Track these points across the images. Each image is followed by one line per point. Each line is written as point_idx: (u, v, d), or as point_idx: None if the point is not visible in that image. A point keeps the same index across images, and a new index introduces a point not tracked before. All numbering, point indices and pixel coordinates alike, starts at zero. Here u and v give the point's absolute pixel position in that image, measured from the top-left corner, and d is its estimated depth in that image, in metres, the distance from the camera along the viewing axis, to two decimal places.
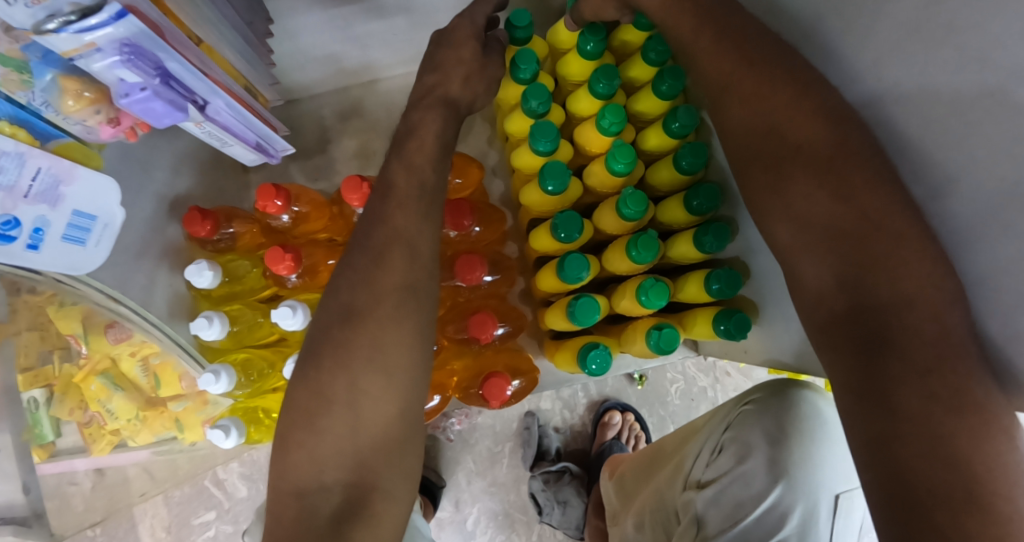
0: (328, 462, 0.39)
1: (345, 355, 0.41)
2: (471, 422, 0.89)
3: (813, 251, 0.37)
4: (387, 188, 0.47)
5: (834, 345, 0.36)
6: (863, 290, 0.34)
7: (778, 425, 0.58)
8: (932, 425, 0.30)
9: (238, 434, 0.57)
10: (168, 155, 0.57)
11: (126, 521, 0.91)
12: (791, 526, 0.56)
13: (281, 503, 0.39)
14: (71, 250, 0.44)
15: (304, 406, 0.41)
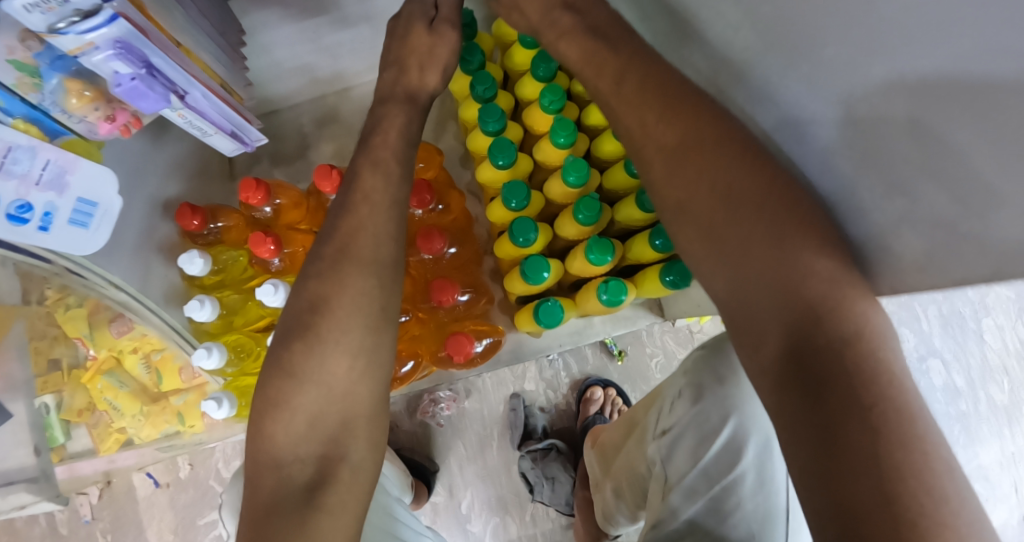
0: (305, 434, 0.42)
1: (309, 345, 0.43)
2: (460, 408, 0.91)
3: (722, 268, 0.36)
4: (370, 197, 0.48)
5: (758, 348, 0.33)
6: (806, 333, 0.31)
7: (726, 365, 0.56)
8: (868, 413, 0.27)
9: (230, 405, 0.61)
10: (162, 162, 0.65)
11: (135, 528, 0.96)
12: (748, 459, 0.56)
13: (261, 473, 0.41)
14: (75, 233, 0.50)
15: (275, 384, 0.43)
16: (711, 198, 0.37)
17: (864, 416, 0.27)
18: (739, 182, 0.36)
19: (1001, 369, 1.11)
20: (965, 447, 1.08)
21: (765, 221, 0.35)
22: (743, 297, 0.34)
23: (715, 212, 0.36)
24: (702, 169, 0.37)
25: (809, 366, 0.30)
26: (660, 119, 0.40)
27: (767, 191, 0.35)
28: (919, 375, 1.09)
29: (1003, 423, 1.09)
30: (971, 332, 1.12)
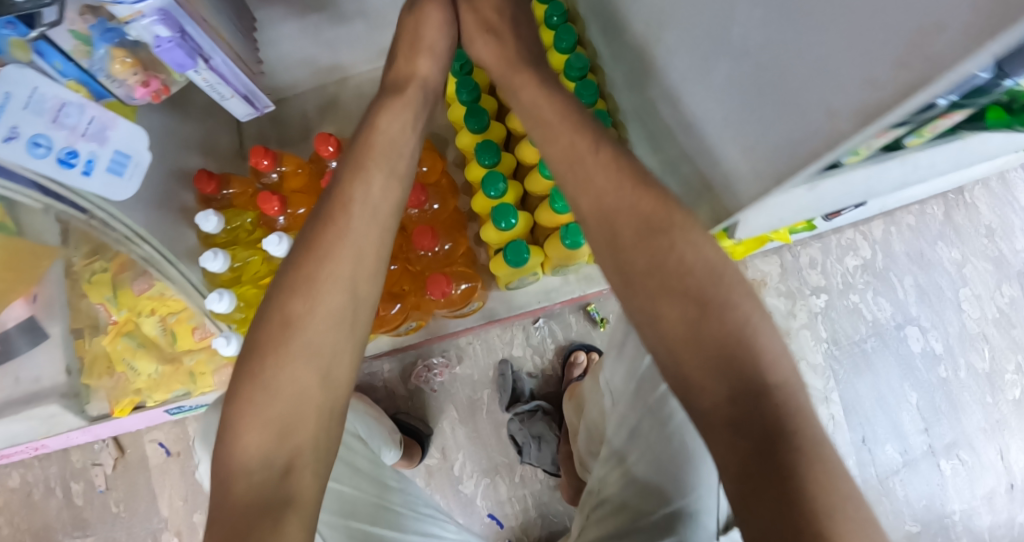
0: (268, 443, 0.39)
1: (277, 363, 0.41)
2: (452, 373, 0.97)
3: (675, 327, 0.39)
4: (354, 202, 0.46)
5: (707, 393, 0.36)
6: (742, 376, 0.35)
7: None
8: (793, 448, 0.32)
9: (238, 344, 0.69)
10: (181, 139, 0.75)
11: (148, 494, 1.05)
12: None
13: (227, 487, 0.39)
14: (113, 179, 0.59)
15: (240, 393, 0.41)
16: (670, 280, 0.40)
17: (795, 452, 0.32)
18: (691, 266, 0.40)
19: (981, 336, 1.08)
20: (947, 415, 1.06)
21: (710, 291, 0.39)
22: (699, 365, 0.37)
23: (667, 279, 0.40)
24: (664, 251, 0.41)
25: (748, 409, 0.34)
26: (622, 192, 0.44)
27: (713, 267, 0.40)
28: (898, 345, 1.05)
29: (985, 391, 1.08)
30: (949, 301, 1.07)
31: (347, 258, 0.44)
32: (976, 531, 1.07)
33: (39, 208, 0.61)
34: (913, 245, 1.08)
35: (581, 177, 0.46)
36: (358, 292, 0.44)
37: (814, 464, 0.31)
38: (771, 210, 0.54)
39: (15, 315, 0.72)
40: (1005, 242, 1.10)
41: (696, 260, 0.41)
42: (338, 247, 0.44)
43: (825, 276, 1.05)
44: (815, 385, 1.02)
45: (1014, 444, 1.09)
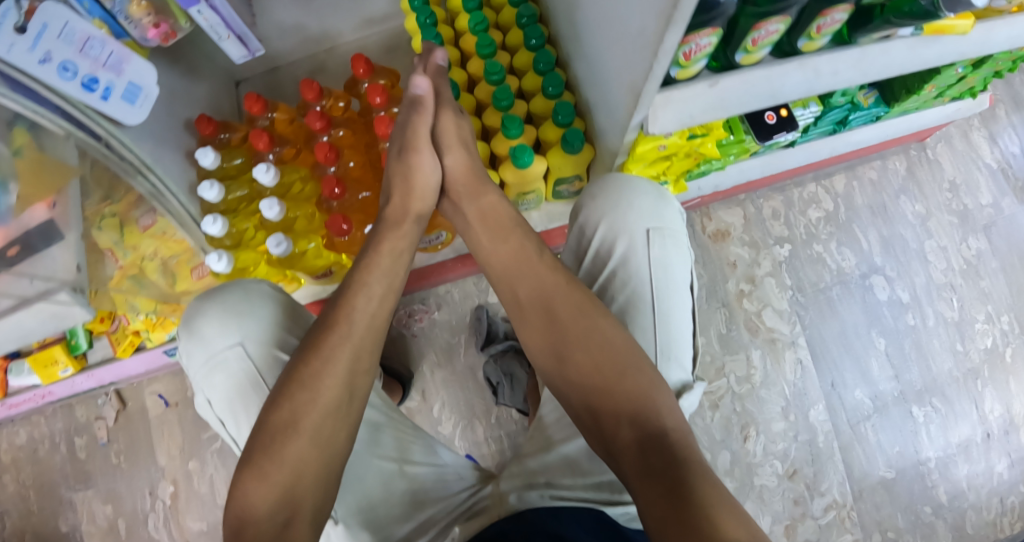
0: (271, 487, 0.49)
1: (284, 436, 0.51)
2: (431, 319, 1.04)
3: (602, 396, 0.55)
4: (351, 304, 0.60)
5: (626, 442, 0.51)
6: (642, 423, 0.51)
7: (596, 187, 0.72)
8: (675, 470, 0.46)
9: (226, 261, 0.75)
10: (188, 91, 0.86)
11: (149, 444, 1.13)
12: (615, 259, 0.68)
13: (242, 521, 0.48)
14: (125, 106, 0.70)
15: (257, 445, 0.52)
16: (591, 366, 0.57)
17: (676, 474, 0.46)
18: (614, 346, 0.57)
19: (948, 287, 1.12)
20: (917, 362, 1.08)
21: (628, 367, 0.55)
22: (619, 423, 0.52)
23: (595, 353, 0.57)
24: (586, 338, 0.58)
25: (650, 443, 0.49)
26: (562, 288, 0.62)
27: (627, 346, 0.57)
28: (863, 294, 1.08)
29: (955, 339, 1.11)
30: (914, 253, 1.12)
31: (338, 344, 0.57)
32: (954, 480, 1.07)
33: (61, 137, 0.66)
34: (875, 199, 1.13)
35: (525, 285, 0.64)
36: (351, 381, 0.56)
37: (687, 479, 0.45)
38: (677, 108, 0.58)
39: (39, 218, 0.65)
40: (969, 197, 1.16)
41: (615, 338, 0.57)
42: (334, 339, 0.57)
43: (788, 226, 1.09)
44: (782, 330, 1.05)
45: (989, 393, 1.10)
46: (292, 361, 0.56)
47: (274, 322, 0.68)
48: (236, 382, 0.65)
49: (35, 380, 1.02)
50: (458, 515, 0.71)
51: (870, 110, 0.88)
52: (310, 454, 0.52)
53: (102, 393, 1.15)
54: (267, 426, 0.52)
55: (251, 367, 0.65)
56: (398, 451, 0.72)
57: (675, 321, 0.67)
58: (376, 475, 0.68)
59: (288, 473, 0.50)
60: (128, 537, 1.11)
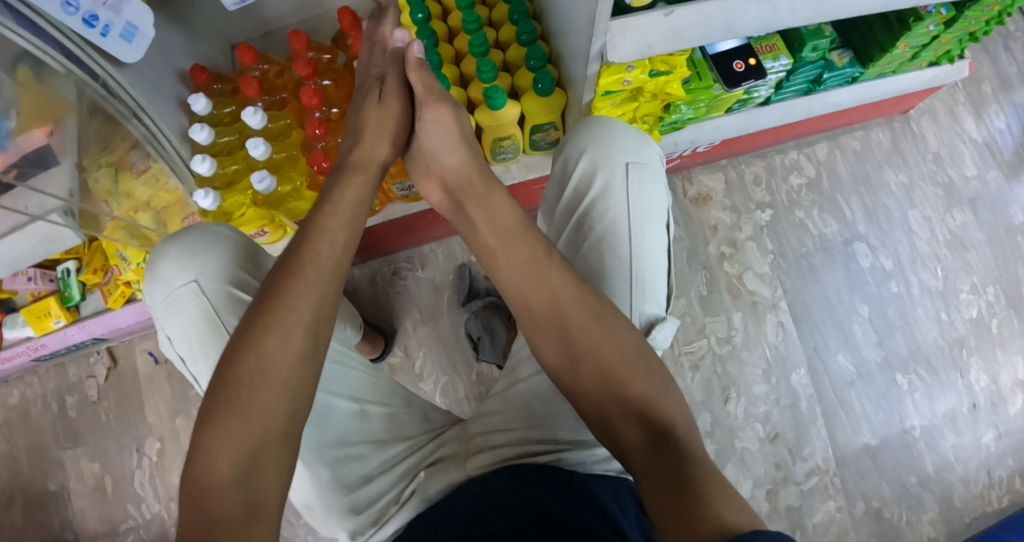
0: (229, 460, 0.43)
1: (252, 395, 0.47)
2: (415, 277, 1.05)
3: (610, 396, 0.51)
4: (319, 250, 0.57)
5: (635, 444, 0.47)
6: (651, 422, 0.48)
7: (580, 125, 0.70)
8: (685, 462, 0.43)
9: (213, 197, 0.77)
10: (184, 45, 0.92)
11: (138, 401, 1.15)
12: (596, 188, 0.66)
13: (199, 501, 0.42)
14: (123, 44, 0.73)
15: (221, 410, 0.46)
16: (601, 368, 0.52)
17: (685, 465, 0.42)
18: (625, 342, 0.53)
19: (933, 256, 1.12)
20: (901, 329, 1.08)
21: (638, 363, 0.52)
22: (628, 423, 0.49)
23: (605, 345, 0.53)
24: (599, 342, 0.53)
25: (659, 441, 0.46)
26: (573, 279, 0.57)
27: (638, 344, 0.53)
28: (846, 260, 1.10)
29: (940, 308, 1.10)
30: (898, 222, 1.13)
31: (307, 297, 0.54)
32: (940, 450, 1.06)
33: (61, 73, 0.69)
34: (858, 168, 1.14)
35: (534, 284, 0.58)
36: (316, 328, 0.53)
37: (697, 470, 0.41)
38: (634, 37, 0.59)
39: (36, 143, 0.69)
40: (954, 168, 1.17)
41: (628, 337, 0.54)
42: (299, 284, 0.54)
43: (770, 193, 1.11)
44: (763, 293, 1.07)
45: (976, 364, 1.09)
46: (251, 308, 0.52)
47: (229, 260, 0.66)
48: (193, 320, 0.64)
49: (28, 332, 1.04)
50: (430, 461, 0.71)
51: (845, 70, 0.90)
52: (280, 411, 0.48)
53: (94, 352, 1.18)
54: (229, 380, 0.47)
55: (207, 305, 0.64)
56: (360, 391, 0.73)
57: (652, 253, 0.65)
58: (339, 411, 0.69)
59: (257, 433, 0.46)
60: (114, 494, 1.13)
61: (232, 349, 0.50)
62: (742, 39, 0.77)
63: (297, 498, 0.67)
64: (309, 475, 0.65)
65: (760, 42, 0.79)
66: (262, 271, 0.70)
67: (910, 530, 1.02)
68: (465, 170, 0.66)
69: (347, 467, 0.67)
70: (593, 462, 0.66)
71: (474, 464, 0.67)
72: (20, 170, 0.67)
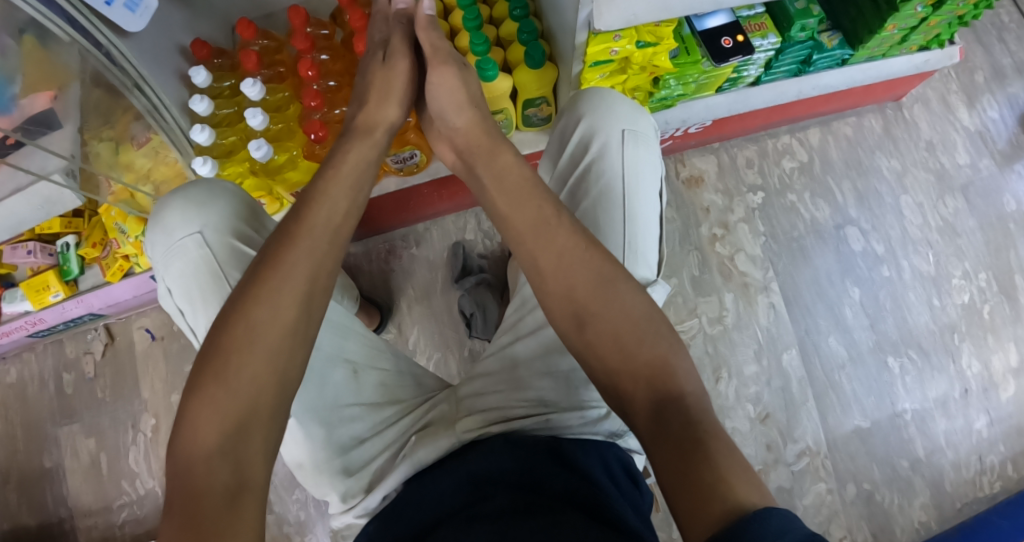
0: (216, 427, 0.45)
1: (239, 361, 0.48)
2: (410, 254, 1.07)
3: (616, 360, 0.48)
4: (316, 219, 0.58)
5: (642, 411, 0.44)
6: (661, 388, 0.45)
7: (581, 92, 0.70)
8: (696, 433, 0.40)
9: (211, 166, 0.79)
10: (185, 21, 0.94)
11: (135, 377, 1.16)
12: (592, 153, 0.66)
13: (190, 473, 0.43)
14: (126, 13, 0.75)
15: (212, 377, 0.47)
16: (612, 332, 0.49)
17: (695, 435, 0.40)
18: (631, 307, 0.50)
19: (924, 241, 1.13)
20: (892, 312, 1.09)
21: (645, 326, 0.49)
22: (634, 385, 0.46)
23: (611, 313, 0.50)
24: (609, 309, 0.50)
25: (667, 408, 0.43)
26: (578, 244, 0.54)
27: (647, 309, 0.50)
28: (838, 243, 1.11)
29: (931, 293, 1.11)
30: (889, 206, 1.14)
31: (299, 266, 0.54)
32: (931, 434, 1.06)
33: (66, 42, 0.71)
34: (849, 153, 1.15)
35: (546, 245, 0.55)
36: (310, 297, 0.54)
37: (707, 443, 0.39)
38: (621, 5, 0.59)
39: (41, 107, 0.70)
40: (946, 155, 1.18)
41: (634, 302, 0.50)
42: (292, 253, 0.55)
43: (762, 176, 1.12)
44: (754, 275, 1.08)
45: (967, 348, 1.09)
46: (246, 275, 0.53)
47: (231, 212, 0.68)
48: (194, 267, 0.66)
49: (27, 306, 1.04)
50: (421, 425, 0.71)
51: (835, 52, 0.91)
52: (270, 380, 0.49)
53: (91, 329, 1.19)
54: (221, 350, 0.49)
55: (209, 253, 0.66)
56: (352, 351, 0.73)
57: (643, 217, 0.65)
58: (330, 369, 0.70)
59: (246, 403, 0.47)
60: (108, 470, 1.13)
61: (224, 314, 0.52)
62: (731, 16, 0.78)
63: (291, 456, 0.68)
64: (302, 435, 0.66)
65: (749, 20, 0.80)
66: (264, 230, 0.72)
67: (901, 513, 1.02)
68: (458, 131, 0.67)
69: (339, 429, 0.69)
70: (581, 425, 0.66)
71: (463, 427, 0.68)
72: (24, 130, 0.68)
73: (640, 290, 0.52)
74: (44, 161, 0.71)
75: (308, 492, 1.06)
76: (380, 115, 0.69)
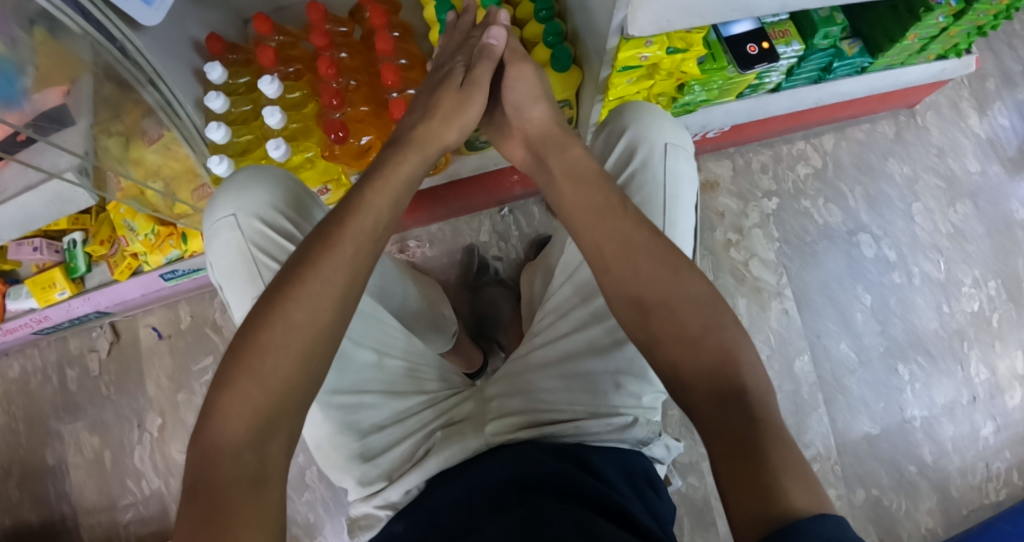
0: (244, 418, 0.44)
1: (267, 352, 0.46)
2: (424, 255, 1.06)
3: (678, 348, 0.47)
4: (361, 224, 0.55)
5: (700, 399, 0.43)
6: (726, 379, 0.43)
7: (627, 104, 0.69)
8: (754, 431, 0.38)
9: (227, 165, 0.79)
10: (198, 16, 0.92)
11: (140, 376, 1.14)
12: (634, 163, 0.64)
13: (213, 459, 0.42)
14: (142, 5, 0.73)
15: (240, 366, 0.46)
16: (672, 321, 0.48)
17: (754, 431, 0.39)
18: (695, 299, 0.49)
19: (935, 247, 1.13)
20: (902, 317, 1.09)
21: (707, 318, 0.47)
22: (696, 375, 0.45)
23: (674, 304, 0.49)
24: (671, 299, 0.49)
25: (729, 398, 0.42)
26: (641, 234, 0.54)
27: (712, 302, 0.49)
28: (850, 249, 1.11)
29: (940, 299, 1.11)
30: (901, 212, 1.14)
31: (339, 271, 0.51)
32: (938, 440, 1.07)
33: (78, 34, 0.69)
34: (862, 157, 1.15)
35: (613, 233, 0.54)
36: (344, 302, 0.52)
37: (765, 441, 0.37)
38: (654, 9, 0.58)
39: (53, 102, 0.69)
40: (956, 162, 1.18)
41: (696, 293, 0.50)
42: (339, 250, 0.52)
43: (776, 181, 1.12)
44: (768, 280, 1.08)
45: (975, 355, 1.10)
46: (290, 263, 0.51)
47: (259, 185, 0.67)
48: (229, 249, 0.66)
49: (32, 304, 1.03)
50: (445, 423, 0.71)
51: (855, 60, 0.91)
52: (300, 380, 0.47)
53: (96, 326, 1.17)
54: (253, 345, 0.47)
55: (241, 239, 0.65)
56: (384, 342, 0.72)
57: (683, 231, 0.64)
58: (359, 356, 0.68)
59: (273, 399, 0.45)
60: (113, 468, 1.12)
61: (263, 301, 0.50)
62: (756, 23, 0.78)
63: (309, 435, 0.67)
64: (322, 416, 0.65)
65: (773, 27, 0.79)
66: (305, 217, 0.69)
67: (907, 518, 1.03)
68: None
69: (357, 414, 0.67)
70: (608, 432, 0.65)
71: (491, 430, 0.68)
72: (37, 126, 0.66)
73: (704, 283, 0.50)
74: (57, 158, 0.70)
75: (318, 493, 1.05)
76: (413, 117, 0.67)
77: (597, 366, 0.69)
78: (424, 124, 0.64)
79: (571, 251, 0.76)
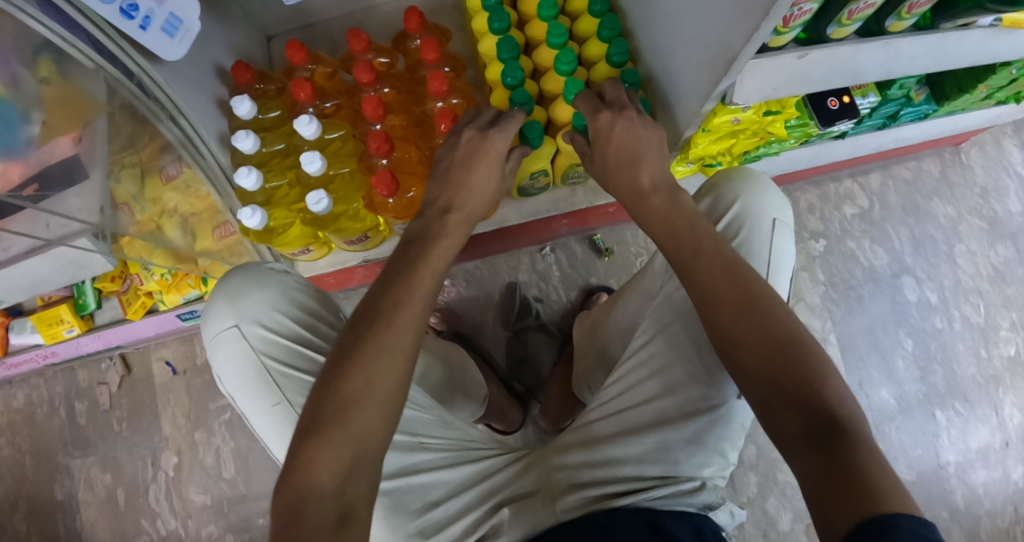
0: (328, 462, 0.39)
1: (353, 396, 0.42)
2: (459, 294, 1.01)
3: (762, 385, 0.43)
4: (434, 268, 0.50)
5: (788, 441, 0.40)
6: (813, 412, 0.40)
7: (734, 170, 0.65)
8: (849, 460, 0.35)
9: (260, 218, 0.71)
10: (224, 40, 0.84)
11: (154, 412, 1.08)
12: (739, 240, 0.61)
13: (299, 504, 0.38)
14: (164, 38, 0.63)
15: (321, 412, 0.42)
16: (763, 347, 0.44)
17: (845, 460, 0.35)
18: (774, 328, 0.45)
19: (975, 290, 1.11)
20: (940, 363, 1.08)
21: (783, 346, 0.44)
22: (789, 411, 0.41)
23: (753, 336, 0.45)
24: (750, 330, 0.45)
25: (821, 432, 0.38)
26: (717, 265, 0.49)
27: (794, 331, 0.45)
28: (893, 292, 1.10)
29: (978, 344, 1.09)
30: (944, 254, 1.12)
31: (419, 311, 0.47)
32: (971, 485, 1.04)
33: (89, 68, 0.59)
34: (908, 198, 1.14)
35: (695, 283, 0.49)
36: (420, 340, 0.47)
37: (861, 469, 0.34)
38: (764, 79, 0.54)
39: (62, 153, 0.61)
40: (999, 203, 1.15)
41: (781, 323, 0.45)
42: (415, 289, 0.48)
43: (823, 222, 1.13)
44: (814, 325, 1.08)
45: (1009, 400, 1.07)
46: (366, 305, 0.47)
47: (222, 297, 0.63)
48: (235, 367, 0.62)
49: (37, 339, 0.97)
50: (508, 497, 0.65)
51: (920, 107, 0.87)
52: (381, 426, 0.42)
53: (106, 357, 1.11)
54: (338, 391, 0.42)
55: (251, 352, 0.61)
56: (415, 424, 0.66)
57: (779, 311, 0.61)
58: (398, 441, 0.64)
59: (360, 447, 0.41)
60: (126, 508, 1.06)
61: (342, 343, 0.46)
62: None
63: None
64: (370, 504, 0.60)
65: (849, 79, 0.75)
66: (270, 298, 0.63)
67: None
68: None
69: (406, 495, 0.62)
70: (670, 495, 0.59)
71: (565, 504, 0.61)
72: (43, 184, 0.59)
73: (786, 311, 0.46)
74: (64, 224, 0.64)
75: None
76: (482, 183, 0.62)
77: (676, 435, 0.61)
78: (485, 193, 0.57)
79: (664, 305, 0.67)
